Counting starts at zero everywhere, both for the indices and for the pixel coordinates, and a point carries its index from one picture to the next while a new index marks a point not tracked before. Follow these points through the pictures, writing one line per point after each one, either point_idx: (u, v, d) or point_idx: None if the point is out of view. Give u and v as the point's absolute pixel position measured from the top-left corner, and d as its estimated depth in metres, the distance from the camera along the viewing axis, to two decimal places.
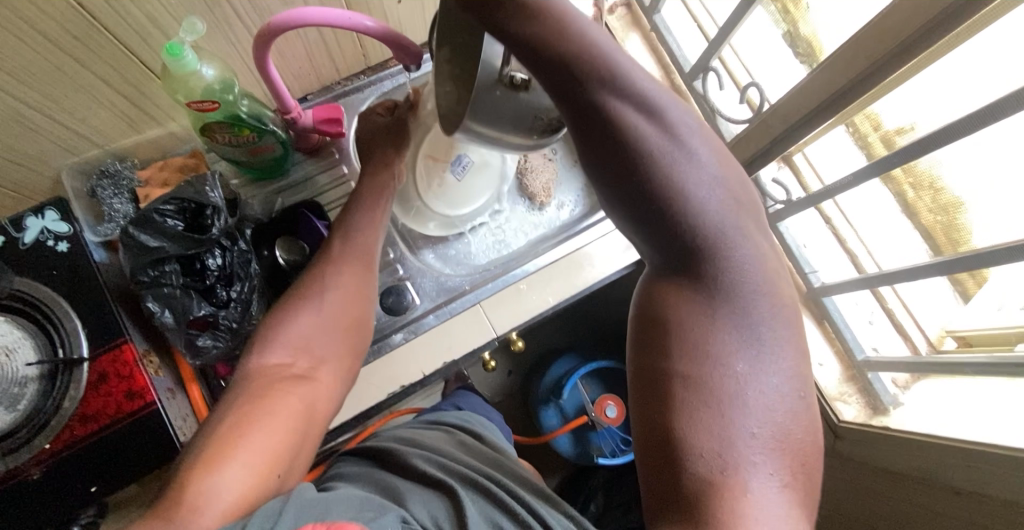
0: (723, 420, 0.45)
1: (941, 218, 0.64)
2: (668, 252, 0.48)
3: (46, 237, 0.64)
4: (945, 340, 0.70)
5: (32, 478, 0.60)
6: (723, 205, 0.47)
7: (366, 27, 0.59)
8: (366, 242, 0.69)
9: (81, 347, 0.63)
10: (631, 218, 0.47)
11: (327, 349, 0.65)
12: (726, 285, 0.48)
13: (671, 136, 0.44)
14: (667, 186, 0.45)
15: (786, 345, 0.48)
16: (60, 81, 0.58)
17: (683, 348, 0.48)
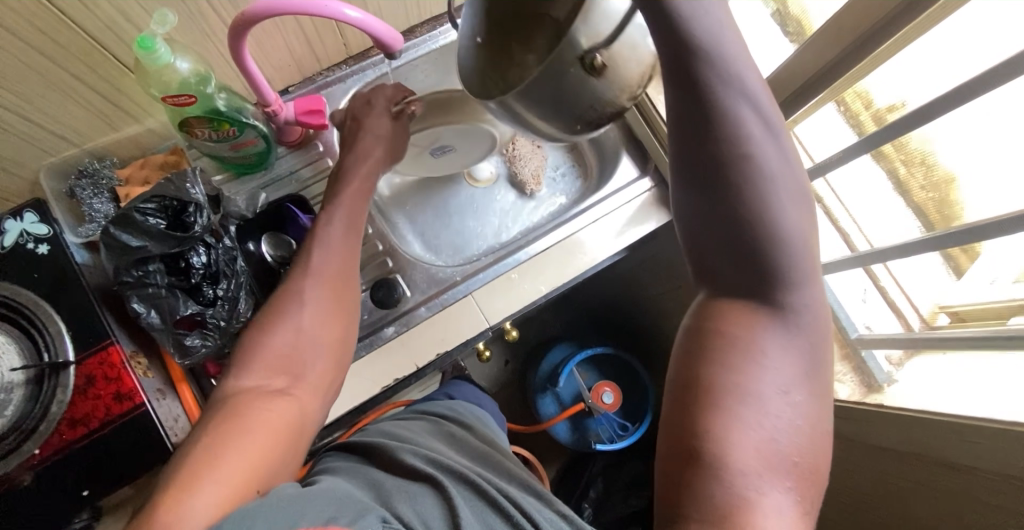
0: (749, 421, 0.43)
1: (933, 196, 0.64)
2: (738, 272, 0.47)
3: (25, 240, 0.64)
4: (938, 317, 0.70)
5: (23, 484, 0.59)
6: (803, 233, 0.46)
7: (344, 15, 0.57)
8: (344, 253, 0.67)
9: (67, 350, 0.62)
10: (702, 217, 0.46)
11: (311, 361, 0.61)
12: (794, 321, 0.46)
13: (774, 162, 0.44)
14: (751, 194, 0.44)
15: (806, 357, 0.46)
16: (31, 80, 0.56)
17: (738, 361, 0.45)
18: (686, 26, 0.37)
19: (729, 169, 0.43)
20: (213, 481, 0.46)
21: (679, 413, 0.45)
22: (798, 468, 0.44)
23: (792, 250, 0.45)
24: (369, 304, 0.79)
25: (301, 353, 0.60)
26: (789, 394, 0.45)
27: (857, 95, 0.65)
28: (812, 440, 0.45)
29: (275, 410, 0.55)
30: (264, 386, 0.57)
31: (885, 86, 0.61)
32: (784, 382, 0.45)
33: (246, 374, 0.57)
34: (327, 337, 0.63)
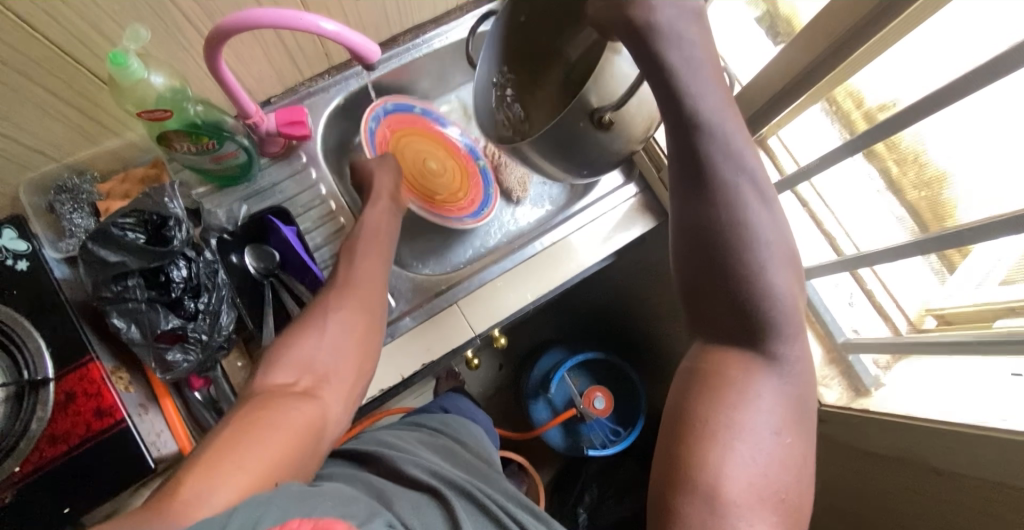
0: (742, 453, 0.45)
1: (926, 195, 0.63)
2: (732, 318, 0.50)
3: (4, 256, 0.63)
4: (926, 319, 0.69)
5: (4, 502, 0.59)
6: (792, 298, 0.50)
7: (320, 28, 0.57)
8: (374, 271, 0.69)
9: (47, 367, 0.61)
10: (698, 271, 0.51)
11: (335, 370, 0.61)
12: (786, 373, 0.49)
13: (772, 222, 0.50)
14: (745, 252, 0.49)
15: (796, 405, 0.49)
16: (6, 96, 0.56)
17: (734, 399, 0.48)
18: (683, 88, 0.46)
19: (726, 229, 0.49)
20: (235, 469, 0.46)
21: (672, 441, 0.47)
22: (784, 505, 0.46)
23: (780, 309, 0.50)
24: None
25: (339, 354, 0.62)
26: (782, 436, 0.47)
27: (847, 93, 0.64)
28: (797, 477, 0.47)
29: (305, 409, 0.55)
30: (296, 384, 0.58)
31: (875, 85, 0.61)
32: (772, 420, 0.47)
33: (286, 364, 0.59)
34: (357, 351, 0.63)
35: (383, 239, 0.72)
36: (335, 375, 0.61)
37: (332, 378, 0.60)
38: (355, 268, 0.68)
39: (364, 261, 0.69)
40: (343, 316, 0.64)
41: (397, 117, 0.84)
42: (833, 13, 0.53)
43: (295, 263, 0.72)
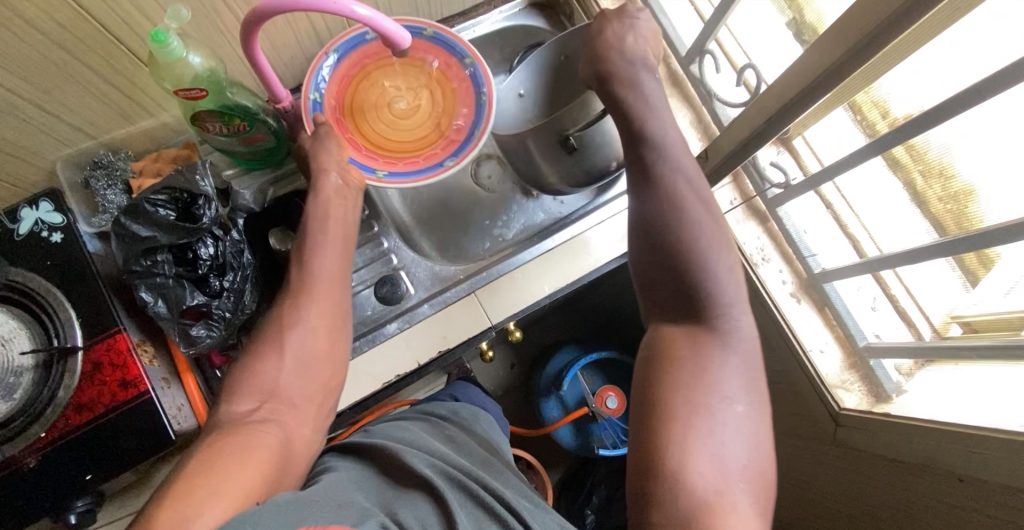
0: (711, 430, 0.50)
1: (952, 207, 0.62)
2: (680, 300, 0.58)
3: (40, 228, 0.65)
4: (950, 328, 0.67)
5: (27, 467, 0.60)
6: (730, 270, 0.59)
7: (353, 12, 0.56)
8: (335, 269, 0.64)
9: (76, 336, 0.63)
10: (660, 263, 0.59)
11: (296, 391, 0.58)
12: (727, 339, 0.56)
13: (707, 214, 0.60)
14: (703, 239, 0.58)
15: (746, 378, 0.54)
16: (51, 72, 0.58)
17: (685, 376, 0.53)
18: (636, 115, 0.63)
19: (670, 211, 0.59)
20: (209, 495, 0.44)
21: (647, 420, 0.51)
22: (750, 474, 0.50)
23: (726, 287, 0.57)
24: (373, 301, 0.79)
25: (299, 371, 0.59)
26: (736, 408, 0.52)
27: (873, 103, 0.64)
28: (763, 455, 0.51)
29: (270, 430, 0.54)
30: (260, 414, 0.55)
31: (900, 92, 0.61)
32: (732, 392, 0.53)
33: (251, 390, 0.57)
34: (318, 367, 0.60)
35: (341, 226, 0.66)
36: (303, 396, 0.58)
37: (300, 400, 0.58)
38: (312, 269, 0.63)
39: (320, 257, 0.63)
40: (302, 329, 0.60)
41: (355, 57, 0.72)
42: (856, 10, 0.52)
43: None
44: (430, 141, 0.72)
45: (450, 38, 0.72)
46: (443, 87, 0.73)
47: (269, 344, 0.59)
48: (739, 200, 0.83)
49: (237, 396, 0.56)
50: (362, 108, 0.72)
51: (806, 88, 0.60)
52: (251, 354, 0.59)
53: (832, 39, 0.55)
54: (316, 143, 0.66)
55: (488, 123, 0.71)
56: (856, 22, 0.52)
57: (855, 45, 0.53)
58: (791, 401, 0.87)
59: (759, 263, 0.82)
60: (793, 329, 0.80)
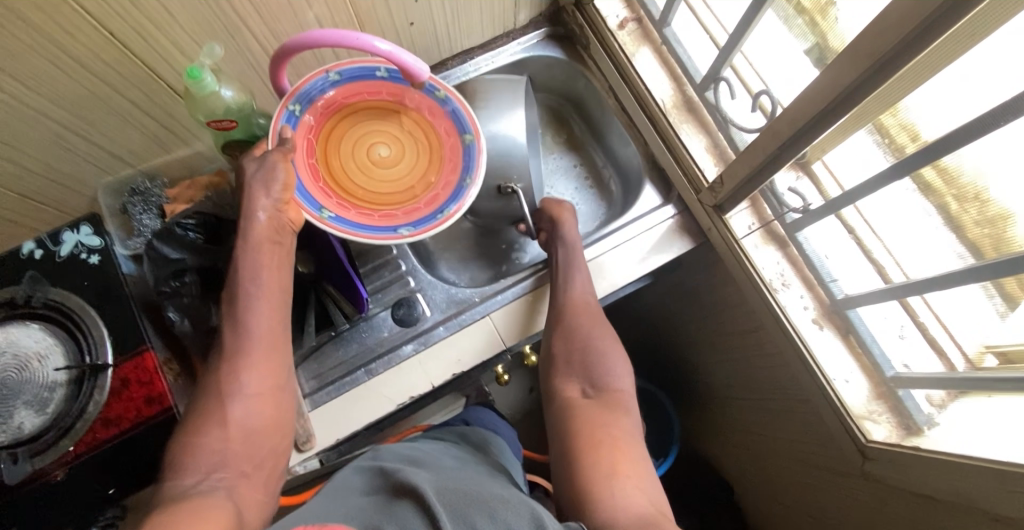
0: (626, 462, 0.62)
1: (989, 232, 0.59)
2: (581, 370, 0.73)
3: (80, 250, 0.68)
4: (985, 358, 0.64)
5: (55, 479, 0.62)
6: (611, 347, 0.75)
7: (375, 47, 0.59)
8: (273, 323, 0.61)
9: (107, 354, 0.66)
10: (563, 343, 0.75)
11: (243, 459, 0.57)
12: (615, 396, 0.71)
13: (592, 306, 0.78)
14: (591, 323, 0.76)
15: (637, 423, 0.69)
16: (96, 105, 0.63)
17: (592, 425, 0.66)
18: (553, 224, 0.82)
19: (580, 312, 0.77)
20: None
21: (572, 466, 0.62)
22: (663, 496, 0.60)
23: (610, 359, 0.74)
24: (390, 322, 0.81)
25: (246, 437, 0.58)
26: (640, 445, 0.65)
27: (900, 125, 0.62)
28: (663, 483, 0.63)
29: (223, 497, 0.52)
30: (208, 483, 0.53)
31: (927, 117, 0.59)
32: (633, 432, 0.66)
33: (200, 459, 0.55)
34: (261, 433, 0.59)
35: (282, 276, 0.63)
36: (254, 459, 0.58)
37: (249, 469, 0.57)
38: (246, 328, 0.60)
39: (256, 312, 0.60)
40: (244, 396, 0.58)
41: (359, 87, 0.71)
42: (869, 36, 0.52)
43: (336, 272, 0.74)
44: (397, 203, 0.71)
45: (460, 110, 0.72)
46: (433, 153, 0.73)
47: (212, 411, 0.57)
48: (756, 224, 0.82)
49: (185, 466, 0.55)
50: (338, 147, 0.70)
51: (828, 107, 0.60)
52: (195, 419, 0.57)
53: (844, 64, 0.55)
54: (255, 179, 0.61)
55: (460, 205, 0.70)
56: (871, 45, 0.52)
57: (874, 64, 0.52)
58: (815, 433, 0.84)
59: (778, 289, 0.80)
60: (815, 356, 0.77)
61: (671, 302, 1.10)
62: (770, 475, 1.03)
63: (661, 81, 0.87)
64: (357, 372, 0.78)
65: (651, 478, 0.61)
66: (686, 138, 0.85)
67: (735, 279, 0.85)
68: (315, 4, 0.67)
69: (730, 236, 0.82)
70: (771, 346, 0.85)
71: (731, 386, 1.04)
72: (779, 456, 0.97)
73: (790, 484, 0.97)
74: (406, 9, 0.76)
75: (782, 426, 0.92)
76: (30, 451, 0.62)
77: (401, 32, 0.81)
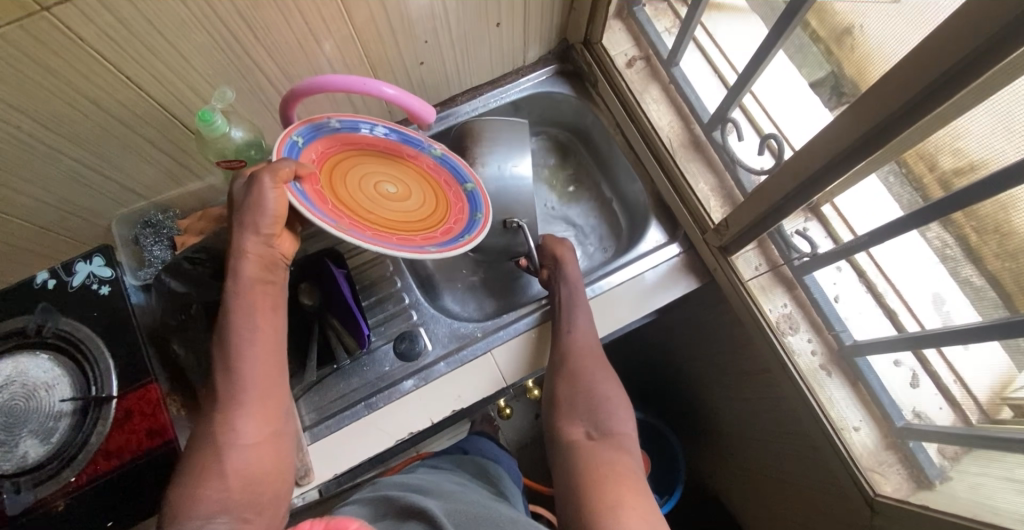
0: (629, 491, 0.61)
1: (1011, 266, 0.55)
2: (581, 410, 0.73)
3: (91, 281, 0.70)
4: (1000, 409, 0.60)
5: (56, 509, 0.63)
6: (611, 387, 0.75)
7: (383, 92, 0.60)
8: (265, 363, 0.60)
9: (112, 385, 0.67)
10: (563, 385, 0.75)
11: (244, 502, 0.56)
12: (615, 434, 0.71)
13: (593, 346, 0.78)
14: (590, 362, 0.76)
15: (637, 460, 0.68)
16: (112, 144, 0.65)
17: (593, 461, 0.66)
18: (557, 262, 0.83)
19: (582, 355, 0.76)
20: None
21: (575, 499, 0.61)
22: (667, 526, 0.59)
23: (609, 398, 0.74)
24: (391, 356, 0.81)
25: (248, 481, 0.57)
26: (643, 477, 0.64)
27: (919, 155, 0.57)
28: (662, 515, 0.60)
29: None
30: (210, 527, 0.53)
31: (945, 156, 0.55)
32: (635, 467, 0.66)
33: (200, 507, 0.53)
34: (262, 478, 0.58)
35: (274, 316, 0.62)
36: (257, 504, 0.57)
37: (252, 512, 0.56)
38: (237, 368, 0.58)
39: (249, 356, 0.59)
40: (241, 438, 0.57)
41: (354, 141, 0.71)
42: (873, 93, 0.51)
43: (340, 305, 0.76)
44: (411, 229, 0.67)
45: (456, 162, 0.77)
46: (437, 196, 0.73)
47: (209, 457, 0.56)
48: (763, 265, 0.81)
49: (186, 517, 0.53)
50: (343, 180, 0.67)
51: (834, 157, 0.58)
52: (193, 466, 0.56)
53: (848, 118, 0.55)
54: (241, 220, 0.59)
55: (481, 231, 0.71)
56: (874, 98, 0.51)
57: (880, 118, 0.51)
58: (823, 481, 0.82)
59: (786, 332, 0.78)
60: (821, 402, 0.76)
61: (678, 338, 1.08)
62: (781, 521, 1.00)
63: (668, 118, 0.88)
64: (357, 407, 0.78)
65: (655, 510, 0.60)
66: (692, 178, 0.84)
67: (740, 319, 0.84)
68: (326, 48, 0.69)
69: (736, 278, 0.81)
70: (778, 390, 0.84)
71: (739, 426, 1.02)
72: (789, 502, 0.94)
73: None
74: (416, 49, 0.78)
75: (791, 471, 0.90)
76: (32, 481, 0.63)
77: (412, 72, 0.83)
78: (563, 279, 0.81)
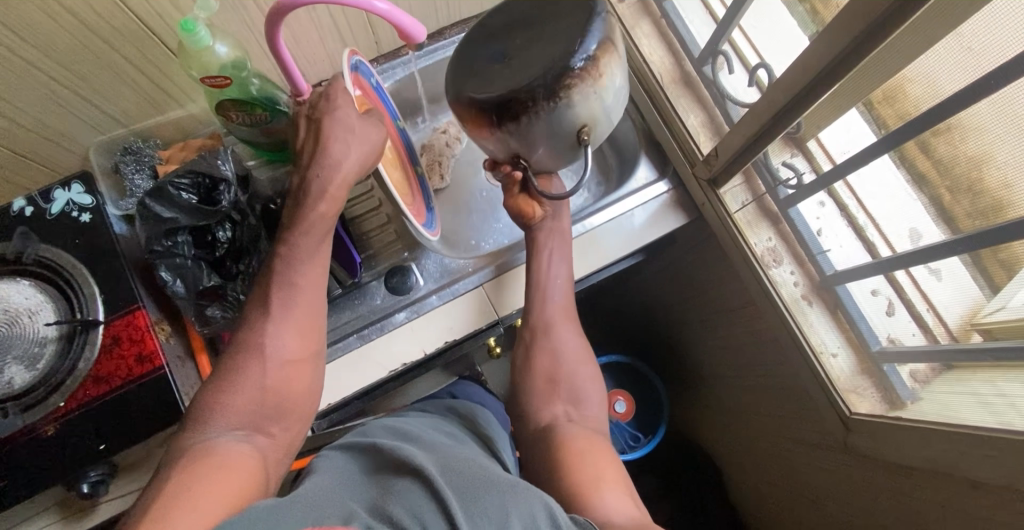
0: (611, 466, 0.64)
1: (981, 224, 0.58)
2: (556, 382, 0.76)
3: (71, 209, 0.68)
4: (971, 335, 0.63)
5: (45, 435, 0.62)
6: (580, 360, 0.79)
7: (374, 7, 0.59)
8: (314, 283, 0.64)
9: (98, 311, 0.66)
10: (538, 357, 0.78)
11: (272, 416, 0.60)
12: (585, 408, 0.76)
13: (569, 316, 0.80)
14: (561, 336, 0.78)
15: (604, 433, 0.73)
16: (87, 60, 0.62)
17: (572, 436, 0.69)
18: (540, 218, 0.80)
19: (558, 325, 0.78)
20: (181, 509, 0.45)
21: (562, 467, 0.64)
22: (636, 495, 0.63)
23: (580, 371, 0.78)
24: (383, 291, 0.81)
25: (280, 398, 0.61)
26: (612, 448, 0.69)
27: (896, 114, 0.61)
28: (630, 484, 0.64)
29: (246, 450, 0.56)
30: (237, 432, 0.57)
31: (924, 83, 0.57)
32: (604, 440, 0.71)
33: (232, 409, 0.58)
34: (293, 398, 0.62)
35: (326, 250, 0.66)
36: (281, 419, 0.61)
37: (277, 429, 0.60)
38: (288, 283, 0.63)
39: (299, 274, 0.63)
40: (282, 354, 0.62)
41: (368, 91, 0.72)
42: (852, 10, 0.51)
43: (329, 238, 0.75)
44: (408, 203, 0.73)
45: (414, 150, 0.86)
46: (407, 173, 0.80)
47: (253, 367, 0.60)
48: (749, 199, 0.82)
49: (219, 414, 0.58)
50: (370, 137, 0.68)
51: (816, 79, 0.59)
52: (233, 371, 0.60)
53: (831, 37, 0.55)
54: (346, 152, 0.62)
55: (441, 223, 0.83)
56: (856, 13, 0.52)
57: (860, 35, 0.52)
58: (800, 408, 0.85)
59: (770, 265, 0.80)
60: (801, 327, 0.78)
61: (666, 281, 1.11)
62: (756, 456, 1.05)
63: (659, 52, 0.87)
64: (349, 338, 0.78)
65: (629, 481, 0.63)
66: (682, 112, 0.85)
67: (727, 255, 0.86)
68: None
69: (723, 210, 0.83)
70: (760, 323, 0.87)
71: (721, 365, 1.05)
72: (765, 435, 0.99)
73: (772, 461, 0.99)
74: None
75: (767, 403, 0.94)
76: (18, 407, 0.62)
77: None
78: (543, 239, 0.79)
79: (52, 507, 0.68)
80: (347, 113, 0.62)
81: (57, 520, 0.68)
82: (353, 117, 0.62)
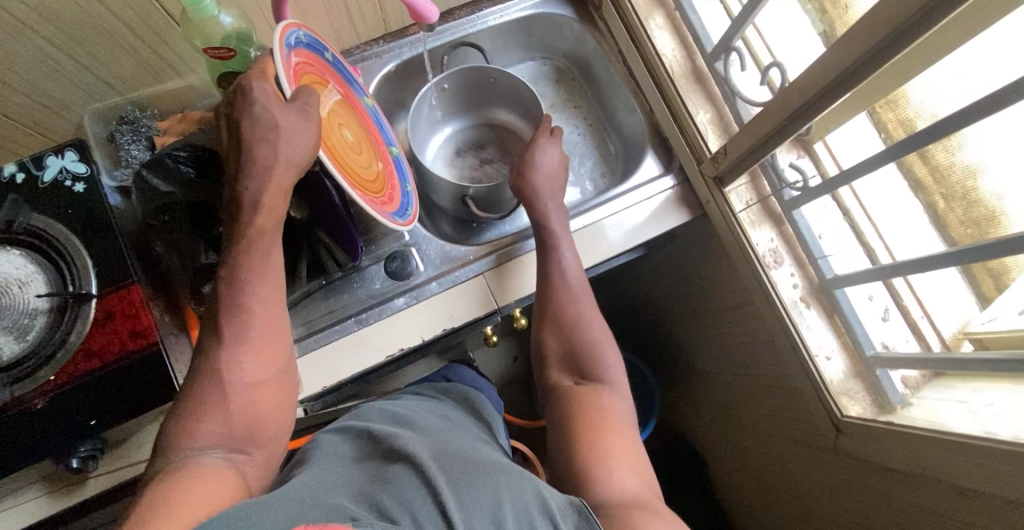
0: (614, 440, 0.60)
1: (974, 233, 0.59)
2: (566, 351, 0.72)
3: (64, 177, 0.66)
4: (962, 343, 0.64)
5: (35, 408, 0.61)
6: (597, 329, 0.73)
7: None
8: (272, 295, 0.59)
9: (91, 284, 0.64)
10: (552, 327, 0.75)
11: (247, 437, 0.55)
12: (598, 379, 0.69)
13: (582, 287, 0.76)
14: (574, 305, 0.75)
15: (621, 402, 0.66)
16: (82, 23, 0.60)
17: (574, 405, 0.66)
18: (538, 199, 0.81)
19: (567, 296, 0.75)
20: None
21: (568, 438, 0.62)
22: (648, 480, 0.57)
23: (594, 340, 0.72)
24: (382, 275, 0.81)
25: (250, 420, 0.55)
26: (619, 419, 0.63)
27: (898, 120, 0.62)
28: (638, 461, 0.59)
29: (223, 472, 0.51)
30: (210, 455, 0.52)
31: (932, 93, 0.57)
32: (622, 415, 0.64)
33: (197, 441, 0.52)
34: (263, 419, 0.57)
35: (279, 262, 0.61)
36: (255, 440, 0.56)
37: (253, 449, 0.55)
38: (246, 296, 0.57)
39: (257, 286, 0.58)
40: (247, 372, 0.56)
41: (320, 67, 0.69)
42: (867, 20, 0.51)
43: (330, 218, 0.73)
44: (377, 188, 0.70)
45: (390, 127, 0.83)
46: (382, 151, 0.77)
47: (210, 397, 0.54)
48: (753, 199, 0.82)
49: (183, 447, 0.52)
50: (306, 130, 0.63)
51: (828, 84, 0.59)
52: (191, 399, 0.55)
53: (846, 47, 0.55)
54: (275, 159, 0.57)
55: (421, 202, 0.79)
56: (873, 21, 0.51)
57: (874, 45, 0.52)
58: (791, 408, 0.86)
59: (771, 266, 0.79)
60: (800, 332, 0.77)
61: (666, 277, 1.11)
62: (743, 451, 1.06)
63: (669, 45, 0.86)
64: (346, 321, 0.78)
65: (642, 457, 0.59)
66: (691, 107, 0.84)
67: (728, 254, 0.86)
68: None
69: (728, 209, 0.82)
70: (756, 323, 0.87)
71: (715, 362, 1.06)
72: (754, 431, 1.00)
73: (760, 457, 1.01)
74: None
75: (759, 402, 0.95)
76: (9, 378, 0.61)
77: None
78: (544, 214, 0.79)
79: (39, 481, 0.67)
80: (266, 108, 0.58)
81: (41, 494, 0.67)
82: (272, 111, 0.58)
